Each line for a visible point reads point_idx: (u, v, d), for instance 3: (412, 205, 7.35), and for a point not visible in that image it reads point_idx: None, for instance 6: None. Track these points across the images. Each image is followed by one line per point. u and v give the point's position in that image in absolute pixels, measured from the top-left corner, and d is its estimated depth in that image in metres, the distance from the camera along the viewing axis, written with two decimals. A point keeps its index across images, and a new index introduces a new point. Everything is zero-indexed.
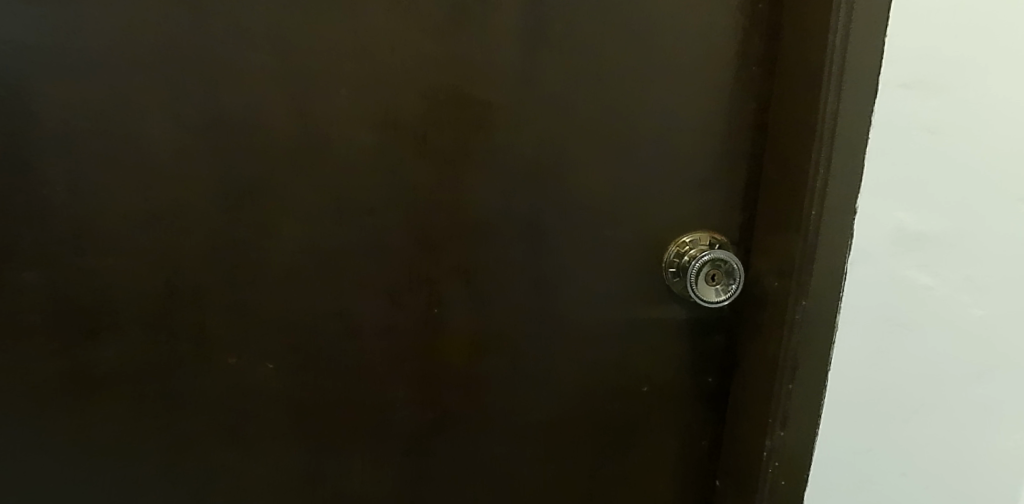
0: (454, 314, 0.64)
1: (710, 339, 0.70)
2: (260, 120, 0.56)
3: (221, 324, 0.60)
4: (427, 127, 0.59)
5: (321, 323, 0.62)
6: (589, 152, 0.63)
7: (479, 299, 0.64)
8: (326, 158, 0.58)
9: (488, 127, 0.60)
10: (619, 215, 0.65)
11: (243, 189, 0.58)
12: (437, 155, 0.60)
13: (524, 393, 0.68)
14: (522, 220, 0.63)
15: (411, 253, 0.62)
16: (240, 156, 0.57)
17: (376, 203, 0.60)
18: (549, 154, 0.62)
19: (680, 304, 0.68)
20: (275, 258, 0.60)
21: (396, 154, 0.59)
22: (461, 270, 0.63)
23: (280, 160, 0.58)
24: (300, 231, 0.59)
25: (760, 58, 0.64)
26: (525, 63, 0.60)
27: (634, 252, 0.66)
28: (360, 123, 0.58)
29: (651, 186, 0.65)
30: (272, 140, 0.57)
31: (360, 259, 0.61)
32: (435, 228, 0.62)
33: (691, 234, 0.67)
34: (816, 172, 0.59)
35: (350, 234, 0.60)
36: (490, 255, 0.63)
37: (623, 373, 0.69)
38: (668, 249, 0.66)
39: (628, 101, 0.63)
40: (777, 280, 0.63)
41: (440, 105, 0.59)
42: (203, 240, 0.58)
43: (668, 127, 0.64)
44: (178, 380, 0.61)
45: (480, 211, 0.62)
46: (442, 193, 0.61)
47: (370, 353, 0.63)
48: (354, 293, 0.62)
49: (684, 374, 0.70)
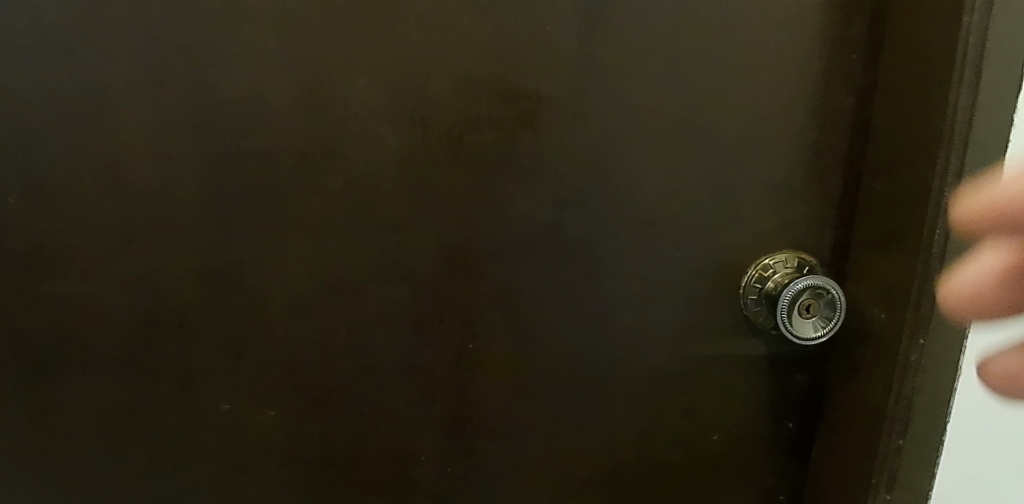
0: (491, 350, 0.53)
1: (792, 378, 0.59)
2: (259, 115, 0.46)
3: (213, 362, 0.50)
4: (462, 126, 0.49)
5: (332, 361, 0.51)
6: (656, 157, 0.52)
7: (522, 331, 0.53)
8: (340, 162, 0.48)
9: (536, 126, 0.50)
10: (690, 231, 0.54)
11: (239, 200, 0.47)
12: (475, 158, 0.49)
13: (573, 442, 0.57)
14: (577, 238, 0.52)
15: (441, 276, 0.51)
16: (234, 161, 0.46)
17: (401, 216, 0.49)
18: (609, 157, 0.51)
19: (760, 338, 0.57)
20: (277, 284, 0.49)
21: (425, 158, 0.49)
22: (500, 297, 0.52)
23: (285, 165, 0.47)
24: (308, 251, 0.49)
25: (862, 43, 0.53)
26: (582, 47, 0.49)
27: (706, 275, 0.55)
28: (382, 120, 0.47)
29: (728, 198, 0.54)
30: (274, 141, 0.46)
31: (379, 285, 0.50)
32: (471, 247, 0.51)
33: (775, 255, 0.56)
34: (942, 182, 0.47)
35: (370, 254, 0.50)
36: (536, 279, 0.53)
37: (690, 419, 0.58)
38: (746, 273, 0.56)
39: (702, 94, 0.52)
40: (884, 313, 0.52)
41: (478, 99, 0.48)
42: (191, 262, 0.48)
43: (749, 127, 0.53)
44: (158, 429, 0.51)
45: (526, 226, 0.51)
46: (479, 205, 0.50)
47: (391, 395, 0.53)
48: (373, 325, 0.51)
49: (760, 418, 0.59)
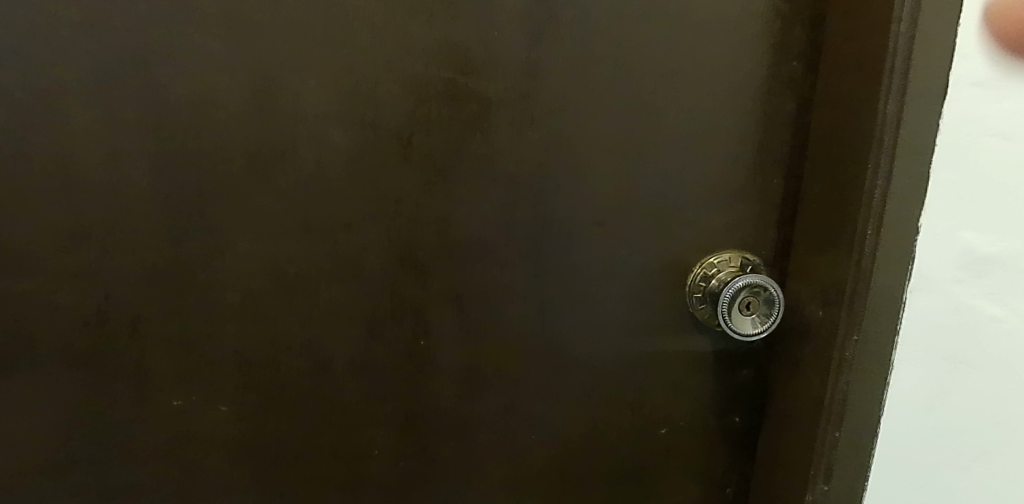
0: (443, 348, 0.55)
1: (738, 374, 0.61)
2: (211, 115, 0.47)
3: (165, 359, 0.50)
4: (412, 127, 0.50)
5: (285, 359, 0.52)
6: (603, 160, 0.54)
7: (473, 328, 0.55)
8: (292, 163, 0.48)
9: (487, 128, 0.51)
10: (637, 231, 0.56)
11: (190, 198, 0.48)
12: (426, 159, 0.50)
13: (525, 437, 0.58)
14: (526, 238, 0.54)
15: (393, 275, 0.52)
16: (185, 160, 0.47)
17: (353, 216, 0.50)
18: (557, 158, 0.53)
19: (706, 335, 0.59)
20: (230, 282, 0.50)
21: (376, 159, 0.50)
22: (452, 296, 0.54)
23: (237, 165, 0.48)
24: (259, 250, 0.50)
25: (802, 51, 0.55)
26: (531, 52, 0.50)
27: (653, 274, 0.57)
28: (333, 122, 0.48)
29: (674, 199, 0.56)
30: (226, 141, 0.47)
31: (332, 284, 0.51)
32: (422, 246, 0.52)
33: (719, 254, 0.58)
34: (873, 186, 0.50)
35: (322, 253, 0.51)
36: (487, 277, 0.54)
37: (639, 414, 0.60)
38: (692, 271, 0.57)
39: (649, 99, 0.53)
40: (822, 310, 0.54)
41: (429, 102, 0.49)
42: (142, 260, 0.48)
43: (695, 131, 0.55)
44: (111, 425, 0.51)
45: (476, 225, 0.53)
46: (430, 205, 0.51)
47: (344, 391, 0.54)
48: (326, 323, 0.52)
49: (707, 414, 0.61)
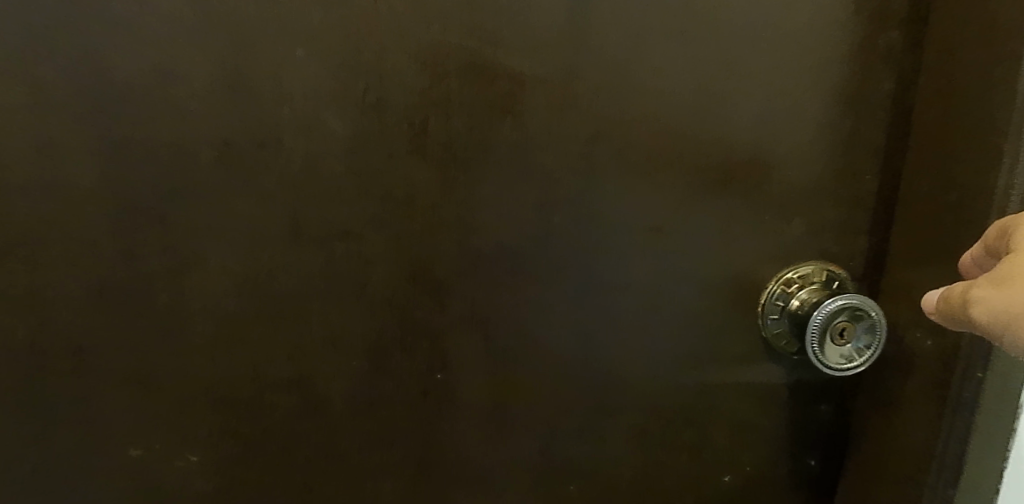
0: (463, 382, 0.44)
1: (816, 409, 0.50)
2: (168, 93, 0.36)
3: (118, 401, 0.40)
4: (427, 109, 0.39)
5: (269, 397, 0.42)
6: (661, 151, 0.44)
7: (501, 358, 0.45)
8: (275, 154, 0.38)
9: (520, 112, 0.41)
10: (702, 239, 0.46)
11: (146, 200, 0.37)
12: (444, 150, 0.40)
13: (562, 486, 0.48)
14: (566, 247, 0.44)
15: (403, 295, 0.42)
16: (138, 150, 0.36)
17: (354, 220, 0.40)
18: (605, 149, 0.43)
19: (780, 364, 0.49)
20: (199, 304, 0.40)
21: (381, 150, 0.39)
22: (476, 319, 0.43)
23: (205, 156, 0.37)
24: (235, 265, 0.39)
25: (905, 17, 0.44)
26: (576, 15, 0.40)
27: (719, 291, 0.47)
28: (328, 102, 0.38)
29: (746, 200, 0.46)
30: (190, 127, 0.37)
31: (326, 305, 0.41)
32: (439, 257, 0.42)
33: (799, 267, 0.48)
34: (1009, 186, 0.39)
35: (314, 268, 0.40)
36: (519, 296, 0.44)
37: (698, 458, 0.50)
38: (767, 288, 0.47)
39: (718, 76, 0.43)
40: (934, 340, 0.43)
41: (448, 78, 0.39)
42: (85, 278, 0.38)
43: (772, 116, 0.45)
44: (51, 482, 0.41)
45: (505, 232, 0.43)
46: (449, 207, 0.41)
47: (343, 435, 0.44)
48: (320, 353, 0.42)
49: (778, 456, 0.51)
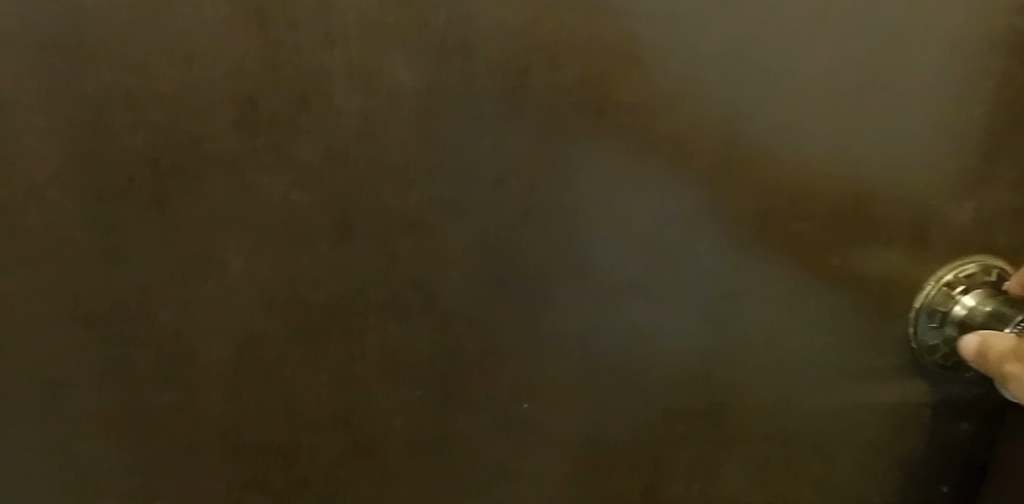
0: (554, 407, 0.35)
1: (954, 427, 0.42)
2: (166, 30, 0.24)
3: (109, 449, 0.30)
4: (528, 58, 0.29)
5: (307, 439, 0.32)
6: (817, 117, 0.34)
7: (601, 377, 0.35)
8: (321, 117, 0.27)
9: (647, 62, 0.30)
10: (850, 229, 0.36)
11: (137, 181, 0.26)
12: (548, 114, 0.30)
13: None
14: (688, 241, 0.34)
15: (484, 304, 0.32)
16: (122, 110, 0.25)
17: (427, 210, 0.30)
18: (749, 115, 0.33)
19: (925, 378, 0.40)
20: (214, 325, 0.29)
21: (466, 113, 0.29)
22: (575, 332, 0.34)
23: (221, 118, 0.26)
24: (264, 271, 0.29)
25: None
26: None
27: (864, 293, 0.38)
28: (395, 42, 0.27)
29: (908, 180, 0.36)
30: (198, 79, 0.25)
31: (385, 321, 0.31)
32: (533, 255, 0.32)
33: (961, 264, 0.38)
34: None
35: (371, 272, 0.30)
36: (628, 302, 0.34)
37: (819, 487, 0.42)
38: (921, 289, 0.38)
39: (899, 18, 0.33)
40: None
41: (558, 14, 0.28)
42: (54, 291, 0.27)
43: (953, 73, 0.35)
44: None
45: (618, 220, 0.33)
46: (549, 191, 0.31)
47: (401, 478, 0.34)
48: (377, 383, 0.32)
49: (908, 483, 0.43)
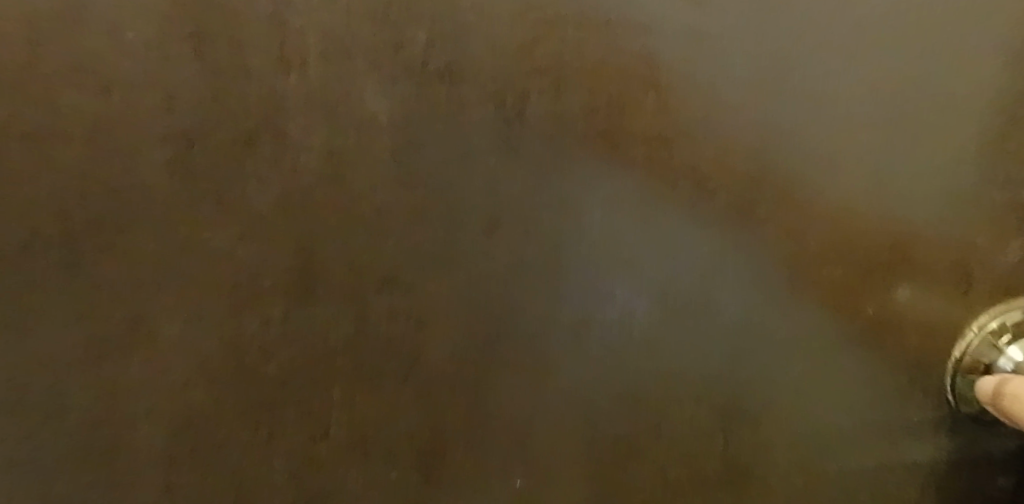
0: (552, 481, 0.30)
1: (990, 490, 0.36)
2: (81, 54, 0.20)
3: None
4: (525, 83, 0.24)
5: None
6: (856, 149, 0.29)
7: (606, 445, 0.31)
8: (273, 155, 0.22)
9: (664, 88, 0.26)
10: (892, 274, 0.32)
11: (42, 232, 0.21)
12: (548, 148, 0.25)
13: None
14: (707, 291, 0.30)
15: (470, 368, 0.27)
16: (25, 147, 0.20)
17: (403, 263, 0.25)
18: (778, 148, 0.28)
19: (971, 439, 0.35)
20: (143, 404, 0.24)
21: (451, 148, 0.24)
22: (575, 397, 0.29)
23: (149, 159, 0.21)
24: (203, 339, 0.24)
25: None
26: None
27: (904, 344, 0.33)
28: (364, 65, 0.22)
29: (960, 220, 0.31)
30: (118, 111, 0.21)
31: (353, 392, 0.26)
32: (529, 310, 0.27)
33: (1006, 310, 0.33)
34: None
35: (334, 336, 0.25)
36: (636, 360, 0.30)
37: None
38: (961, 338, 0.33)
39: (946, 35, 0.28)
40: None
41: (561, 32, 0.24)
42: None
43: (1013, 97, 0.30)
44: None
45: (626, 268, 0.28)
46: (547, 236, 0.27)
47: None
48: (344, 462, 0.27)
49: None
